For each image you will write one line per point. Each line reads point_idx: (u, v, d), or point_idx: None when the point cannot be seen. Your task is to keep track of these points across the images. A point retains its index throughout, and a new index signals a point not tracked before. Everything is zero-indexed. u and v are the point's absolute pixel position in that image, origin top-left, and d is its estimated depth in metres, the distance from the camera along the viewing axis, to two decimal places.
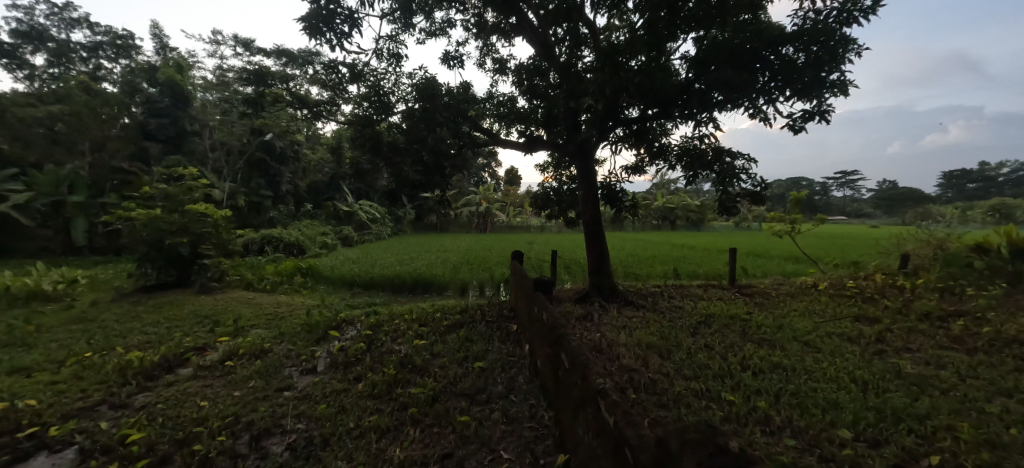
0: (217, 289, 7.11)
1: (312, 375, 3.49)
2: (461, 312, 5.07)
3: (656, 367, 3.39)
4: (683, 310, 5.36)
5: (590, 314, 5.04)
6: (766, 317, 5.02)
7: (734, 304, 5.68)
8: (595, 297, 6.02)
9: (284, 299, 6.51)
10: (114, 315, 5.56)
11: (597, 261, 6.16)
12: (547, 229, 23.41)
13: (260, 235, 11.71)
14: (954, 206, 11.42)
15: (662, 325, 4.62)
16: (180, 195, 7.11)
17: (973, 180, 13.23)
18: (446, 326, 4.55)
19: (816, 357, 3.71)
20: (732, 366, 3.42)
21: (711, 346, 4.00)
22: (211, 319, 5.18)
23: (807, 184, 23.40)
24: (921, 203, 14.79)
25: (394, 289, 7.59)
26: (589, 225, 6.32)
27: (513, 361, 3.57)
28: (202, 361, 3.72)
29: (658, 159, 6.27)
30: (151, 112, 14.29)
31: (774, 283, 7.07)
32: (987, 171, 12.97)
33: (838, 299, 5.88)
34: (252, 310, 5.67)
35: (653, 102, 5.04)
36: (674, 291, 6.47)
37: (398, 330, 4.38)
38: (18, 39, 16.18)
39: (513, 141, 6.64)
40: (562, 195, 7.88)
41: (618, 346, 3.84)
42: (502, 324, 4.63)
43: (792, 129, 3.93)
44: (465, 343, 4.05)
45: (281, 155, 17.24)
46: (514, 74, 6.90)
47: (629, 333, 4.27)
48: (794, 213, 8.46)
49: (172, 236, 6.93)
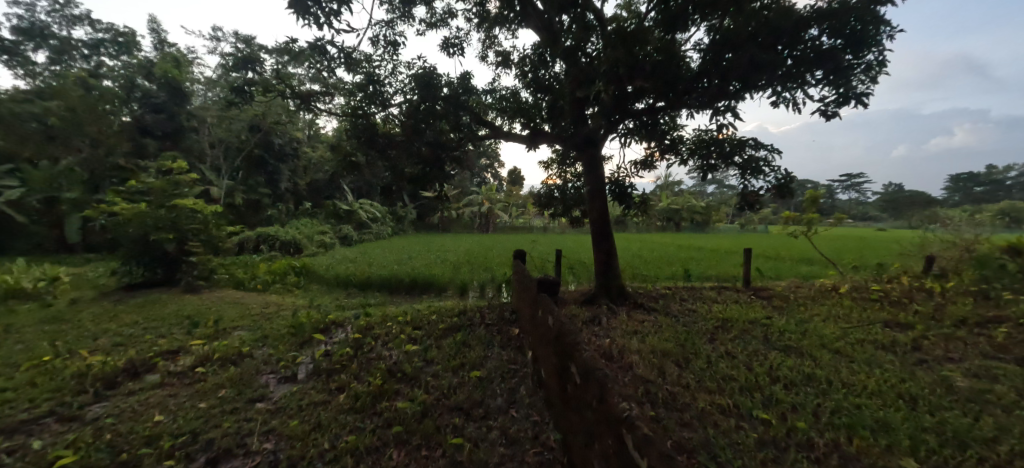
0: (203, 289, 6.77)
1: (290, 384, 3.14)
2: (459, 314, 4.74)
3: (672, 374, 3.08)
4: (696, 314, 4.97)
5: (597, 318, 4.68)
6: (789, 322, 4.65)
7: (751, 307, 5.30)
8: (603, 299, 5.64)
9: (273, 299, 6.17)
10: (92, 315, 5.24)
11: (604, 261, 5.77)
12: (551, 230, 23.12)
13: (256, 233, 11.40)
14: (965, 209, 11.07)
15: (676, 329, 4.28)
16: (167, 189, 6.79)
17: (980, 183, 12.79)
18: (441, 329, 4.23)
19: (848, 367, 3.39)
20: (759, 377, 3.07)
21: (732, 353, 3.65)
22: (191, 319, 4.85)
23: (814, 186, 23.04)
24: (931, 205, 14.42)
25: (390, 289, 7.24)
26: (596, 223, 5.92)
27: (514, 370, 3.24)
28: (172, 366, 3.39)
29: (669, 153, 5.93)
30: (149, 107, 14.06)
31: (791, 286, 6.70)
32: (993, 173, 12.48)
33: (864, 303, 5.49)
34: (238, 310, 5.32)
35: (663, 93, 4.71)
36: (685, 293, 6.09)
37: (389, 334, 4.05)
38: (19, 37, 16.11)
39: (516, 134, 6.31)
40: (567, 194, 7.55)
41: (631, 353, 3.48)
42: (503, 328, 4.30)
43: (825, 115, 3.57)
44: (462, 348, 3.71)
45: (280, 153, 16.92)
46: (518, 66, 6.62)
47: (640, 339, 3.92)
48: (810, 212, 8.03)
49: (157, 231, 6.60)
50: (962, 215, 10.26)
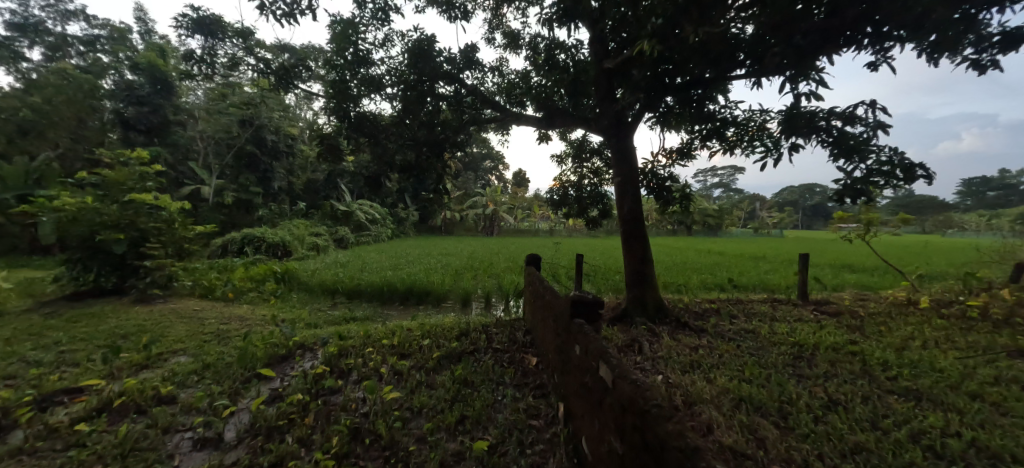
0: (160, 299, 5.77)
1: (211, 451, 2.14)
2: (459, 336, 3.76)
3: (776, 443, 2.08)
4: (758, 338, 3.91)
5: (636, 343, 3.67)
6: (885, 352, 3.60)
7: (823, 328, 4.24)
8: (637, 316, 4.60)
9: (242, 311, 5.18)
10: (10, 331, 4.25)
11: (638, 268, 4.72)
12: (557, 233, 22.25)
13: (241, 234, 10.45)
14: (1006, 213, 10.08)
15: (747, 361, 3.23)
16: (122, 182, 5.79)
17: None
18: (435, 357, 3.23)
19: (1016, 425, 2.37)
20: (908, 449, 2.07)
21: (840, 400, 2.63)
22: (122, 341, 3.83)
23: (823, 191, 22.13)
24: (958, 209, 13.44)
25: (382, 299, 6.22)
26: (626, 222, 4.84)
27: (536, 434, 2.24)
28: (51, 419, 2.39)
29: (713, 140, 4.97)
30: (130, 99, 12.96)
31: (856, 299, 5.61)
32: None
33: (963, 325, 4.40)
34: (188, 328, 4.30)
35: (707, 65, 3.81)
36: (735, 308, 5.01)
37: (364, 367, 3.05)
38: (13, 33, 15.19)
39: (528, 116, 5.31)
40: (583, 192, 6.52)
41: (703, 403, 2.46)
42: (515, 358, 3.31)
43: (979, 67, 2.52)
44: (463, 390, 2.72)
45: (274, 149, 15.61)
46: (531, 44, 5.73)
47: (706, 377, 2.90)
48: (866, 213, 6.80)
49: (106, 230, 5.63)
50: (997, 223, 9.17)
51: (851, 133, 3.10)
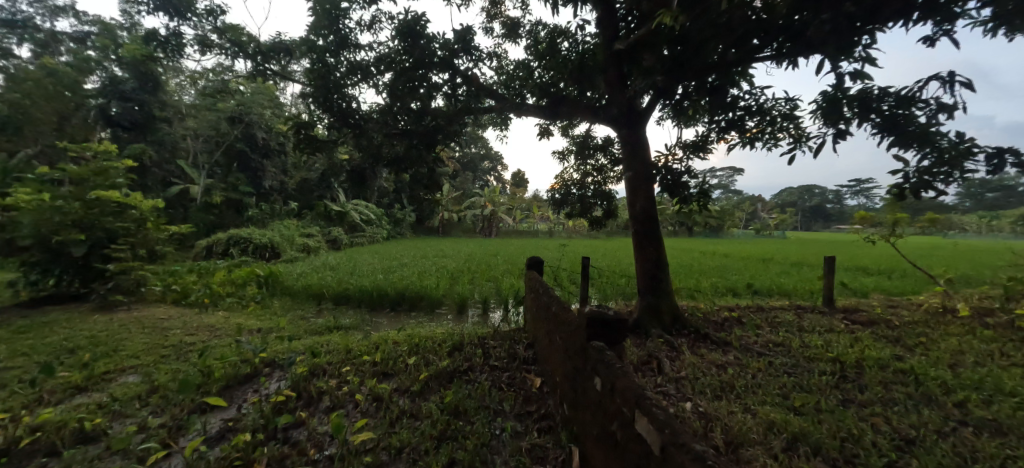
0: (127, 306, 5.28)
1: None
2: (451, 352, 3.28)
3: None
4: (792, 353, 3.45)
5: (654, 360, 3.20)
6: (939, 369, 3.15)
7: (861, 341, 3.78)
8: (651, 327, 4.13)
9: (214, 320, 4.70)
10: None
11: (653, 273, 4.24)
12: (556, 235, 21.74)
13: (226, 235, 9.97)
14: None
15: (787, 384, 2.76)
16: (85, 179, 5.29)
17: None
18: (422, 379, 2.76)
19: None
20: None
21: (911, 436, 2.17)
22: (64, 358, 3.33)
23: (825, 191, 21.76)
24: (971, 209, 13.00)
25: (371, 304, 5.76)
26: (639, 221, 4.35)
27: None
28: None
29: (733, 131, 4.52)
30: (115, 95, 12.50)
31: (885, 306, 5.16)
32: None
33: (1012, 336, 3.95)
34: (146, 341, 3.80)
35: (732, 45, 3.35)
36: (757, 316, 4.55)
37: (337, 392, 2.58)
38: None
39: (530, 106, 4.84)
40: (587, 191, 6.04)
41: (746, 445, 2.00)
42: (515, 380, 2.84)
43: None
44: (452, 423, 2.26)
45: (264, 148, 15.12)
46: (533, 29, 5.27)
47: (744, 406, 2.43)
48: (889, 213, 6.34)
49: (67, 231, 5.14)
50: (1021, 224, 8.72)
51: (909, 117, 2.67)
